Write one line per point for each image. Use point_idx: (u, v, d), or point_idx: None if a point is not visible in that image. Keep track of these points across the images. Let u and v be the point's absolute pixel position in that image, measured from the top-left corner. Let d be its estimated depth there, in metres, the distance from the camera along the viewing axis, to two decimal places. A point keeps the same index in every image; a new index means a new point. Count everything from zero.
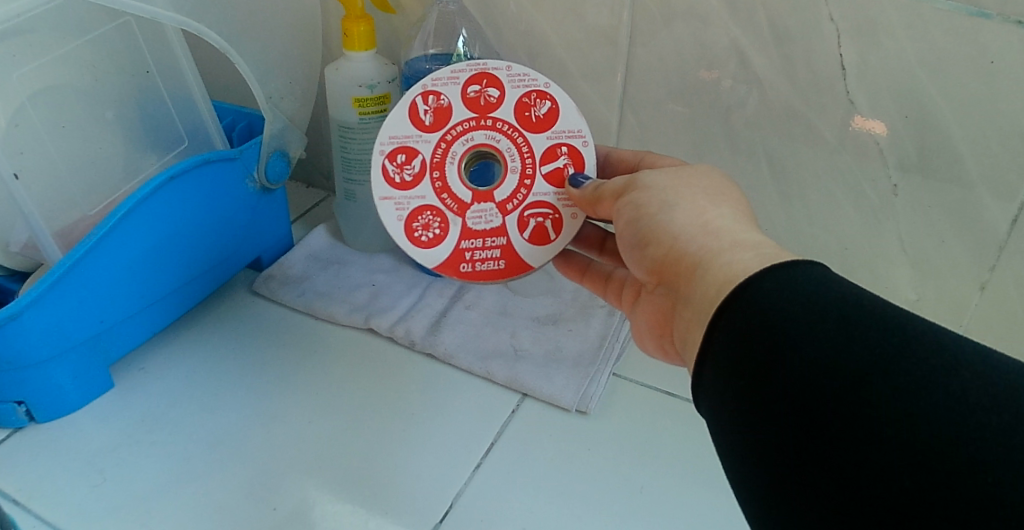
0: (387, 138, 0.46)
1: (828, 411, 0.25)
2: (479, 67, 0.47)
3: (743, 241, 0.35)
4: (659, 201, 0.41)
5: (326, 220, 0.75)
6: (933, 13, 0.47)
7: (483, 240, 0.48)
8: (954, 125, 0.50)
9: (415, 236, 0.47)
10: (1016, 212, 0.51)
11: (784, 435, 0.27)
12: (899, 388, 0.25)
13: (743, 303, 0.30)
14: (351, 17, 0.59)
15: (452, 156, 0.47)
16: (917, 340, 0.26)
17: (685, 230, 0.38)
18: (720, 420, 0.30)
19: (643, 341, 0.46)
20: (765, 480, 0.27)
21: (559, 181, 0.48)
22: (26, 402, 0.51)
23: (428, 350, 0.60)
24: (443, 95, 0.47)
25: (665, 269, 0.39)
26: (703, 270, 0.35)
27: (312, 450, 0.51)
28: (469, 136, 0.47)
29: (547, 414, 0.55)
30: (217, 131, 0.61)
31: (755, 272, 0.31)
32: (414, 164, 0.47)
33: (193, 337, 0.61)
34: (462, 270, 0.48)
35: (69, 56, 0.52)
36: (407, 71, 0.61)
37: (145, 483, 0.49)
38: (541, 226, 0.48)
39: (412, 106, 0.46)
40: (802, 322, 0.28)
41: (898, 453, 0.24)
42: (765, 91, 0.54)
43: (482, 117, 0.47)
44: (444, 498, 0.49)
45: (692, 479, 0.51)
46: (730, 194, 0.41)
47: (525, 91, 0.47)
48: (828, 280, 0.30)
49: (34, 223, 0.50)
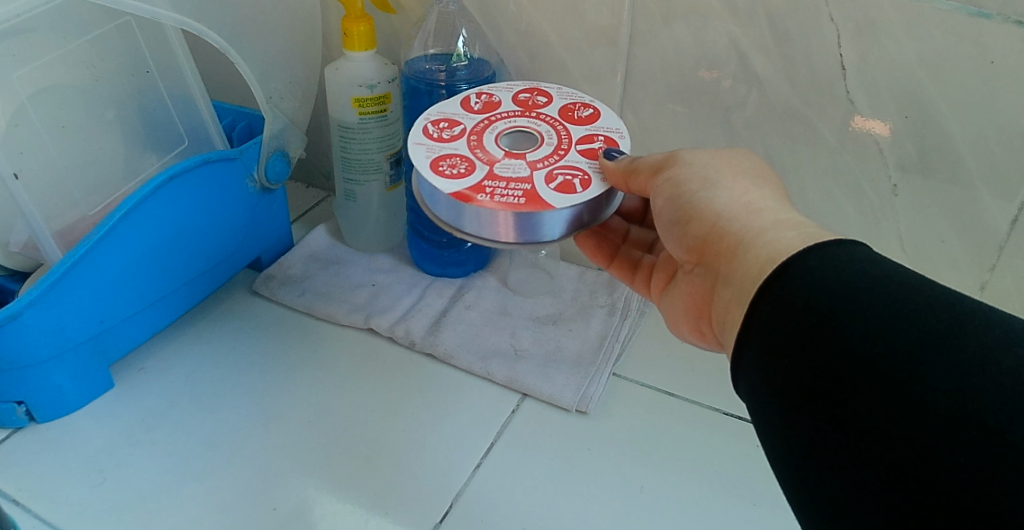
0: (434, 112, 0.47)
1: (876, 388, 0.26)
2: (532, 84, 0.50)
3: (785, 220, 0.35)
4: (701, 178, 0.40)
5: (326, 220, 0.75)
6: (933, 13, 0.47)
7: (506, 183, 0.42)
8: (954, 125, 0.50)
9: (436, 170, 0.43)
10: (1016, 212, 0.51)
11: (828, 412, 0.27)
12: (951, 365, 0.25)
13: (789, 279, 0.31)
14: (351, 17, 0.59)
15: (493, 129, 0.46)
16: (968, 318, 0.26)
17: (728, 208, 0.38)
18: (759, 400, 0.31)
19: (678, 325, 0.46)
20: (807, 459, 0.28)
21: (592, 156, 0.45)
22: (26, 402, 0.51)
23: (428, 350, 0.60)
24: (495, 94, 0.49)
25: (708, 247, 0.39)
26: (746, 249, 0.35)
27: (313, 450, 0.51)
28: (513, 120, 0.47)
29: (547, 413, 0.55)
30: (217, 131, 0.61)
31: (800, 250, 0.32)
32: (454, 129, 0.46)
33: (193, 337, 0.61)
34: (477, 200, 0.41)
35: (69, 56, 0.52)
36: (407, 71, 0.61)
37: (144, 484, 0.48)
38: (569, 182, 0.42)
39: (465, 97, 0.48)
40: (848, 301, 0.28)
41: (953, 430, 0.23)
42: (765, 91, 0.54)
43: (528, 111, 0.48)
44: (444, 498, 0.49)
45: (691, 479, 0.51)
46: (770, 177, 0.41)
47: (571, 101, 0.49)
48: (875, 261, 0.29)
49: (34, 223, 0.50)
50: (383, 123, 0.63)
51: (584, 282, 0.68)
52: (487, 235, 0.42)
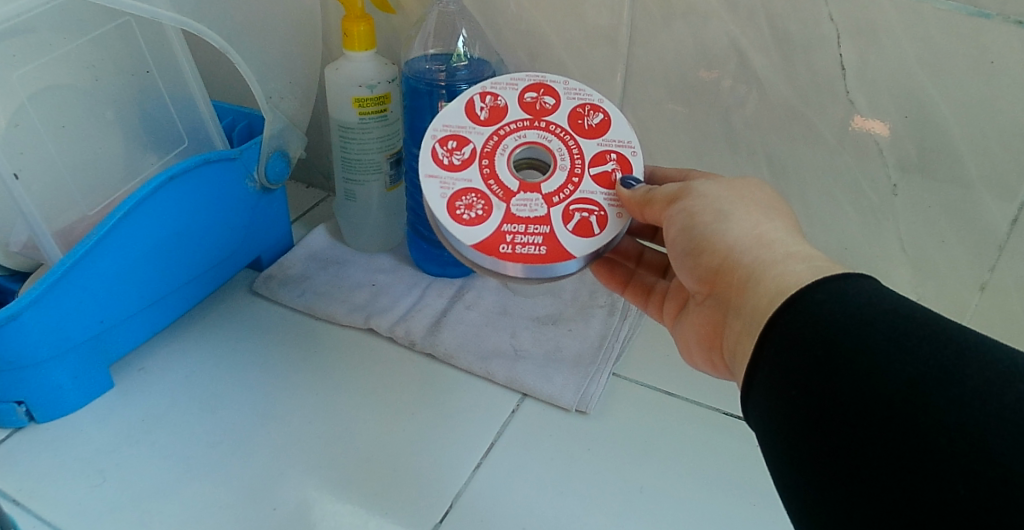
0: (440, 126, 0.46)
1: (879, 419, 0.26)
2: (537, 78, 0.48)
3: (796, 253, 0.36)
4: (714, 209, 0.40)
5: (327, 220, 0.75)
6: (933, 13, 0.47)
7: (525, 226, 0.44)
8: (954, 126, 0.50)
9: (455, 215, 0.44)
10: (1016, 212, 0.51)
11: (832, 443, 0.27)
12: (953, 398, 0.25)
13: (797, 311, 0.31)
14: (351, 17, 0.59)
15: (503, 149, 0.46)
16: (971, 353, 0.26)
17: (740, 241, 0.38)
18: (766, 429, 0.31)
19: (691, 353, 0.46)
20: (812, 487, 0.28)
21: (607, 184, 0.45)
22: (26, 402, 0.51)
23: (428, 350, 0.60)
24: (499, 96, 0.47)
25: (720, 280, 0.39)
26: (756, 281, 0.35)
27: (312, 450, 0.51)
28: (522, 133, 0.46)
29: (547, 413, 0.55)
30: (217, 131, 0.61)
31: (808, 284, 0.32)
32: (464, 150, 0.46)
33: (194, 337, 0.61)
34: (501, 252, 0.43)
35: (69, 56, 0.52)
36: (407, 71, 0.60)
37: (146, 483, 0.48)
38: (586, 221, 0.44)
39: (469, 102, 0.47)
40: (853, 333, 0.28)
41: (954, 462, 0.24)
42: (765, 91, 0.54)
43: (537, 119, 0.47)
44: (444, 498, 0.49)
45: (690, 479, 0.51)
46: (782, 209, 0.41)
47: (580, 102, 0.47)
48: (881, 296, 0.30)
49: (33, 223, 0.49)
50: (383, 123, 0.64)
51: (584, 282, 0.68)
52: (507, 278, 0.44)
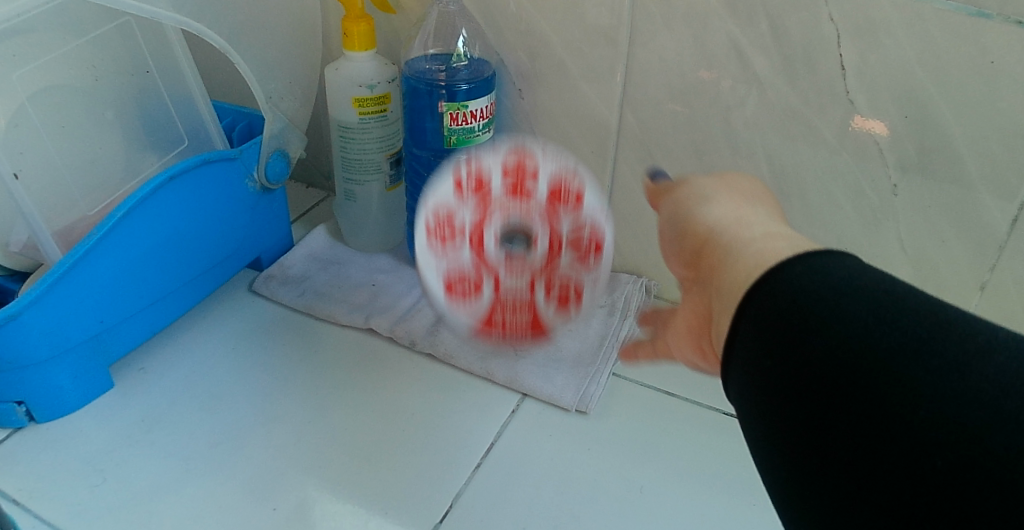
0: (433, 212, 0.54)
1: (857, 393, 0.26)
2: (518, 162, 0.55)
3: (774, 232, 0.35)
4: (699, 195, 0.41)
5: (326, 220, 0.75)
6: (933, 13, 0.47)
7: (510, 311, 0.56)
8: (954, 125, 0.50)
9: (449, 294, 0.55)
10: (1016, 212, 0.51)
11: (811, 414, 0.27)
12: (930, 370, 0.25)
13: (773, 284, 0.30)
14: (351, 17, 0.59)
15: (485, 254, 0.54)
16: (951, 327, 0.26)
17: (719, 221, 0.38)
18: (745, 401, 0.30)
19: (682, 350, 0.43)
20: (791, 460, 0.28)
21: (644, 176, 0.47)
22: (26, 402, 0.51)
23: (428, 350, 0.60)
24: (482, 173, 0.54)
25: (701, 259, 0.38)
26: (733, 257, 0.34)
27: (312, 450, 0.51)
28: (502, 231, 0.53)
29: (547, 413, 0.55)
30: (217, 132, 0.60)
31: (782, 258, 0.31)
32: (454, 246, 0.54)
33: (193, 337, 0.61)
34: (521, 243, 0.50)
35: (69, 56, 0.52)
36: (407, 71, 0.61)
37: (144, 484, 0.48)
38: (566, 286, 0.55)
39: (458, 179, 0.54)
40: (830, 306, 0.28)
41: (931, 434, 0.24)
42: (765, 91, 0.54)
43: (517, 219, 0.53)
44: (445, 498, 0.49)
45: (691, 480, 0.51)
46: (768, 199, 0.41)
47: (555, 183, 0.55)
48: (860, 270, 0.29)
49: (34, 223, 0.49)
50: (383, 123, 0.64)
51: None
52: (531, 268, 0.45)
